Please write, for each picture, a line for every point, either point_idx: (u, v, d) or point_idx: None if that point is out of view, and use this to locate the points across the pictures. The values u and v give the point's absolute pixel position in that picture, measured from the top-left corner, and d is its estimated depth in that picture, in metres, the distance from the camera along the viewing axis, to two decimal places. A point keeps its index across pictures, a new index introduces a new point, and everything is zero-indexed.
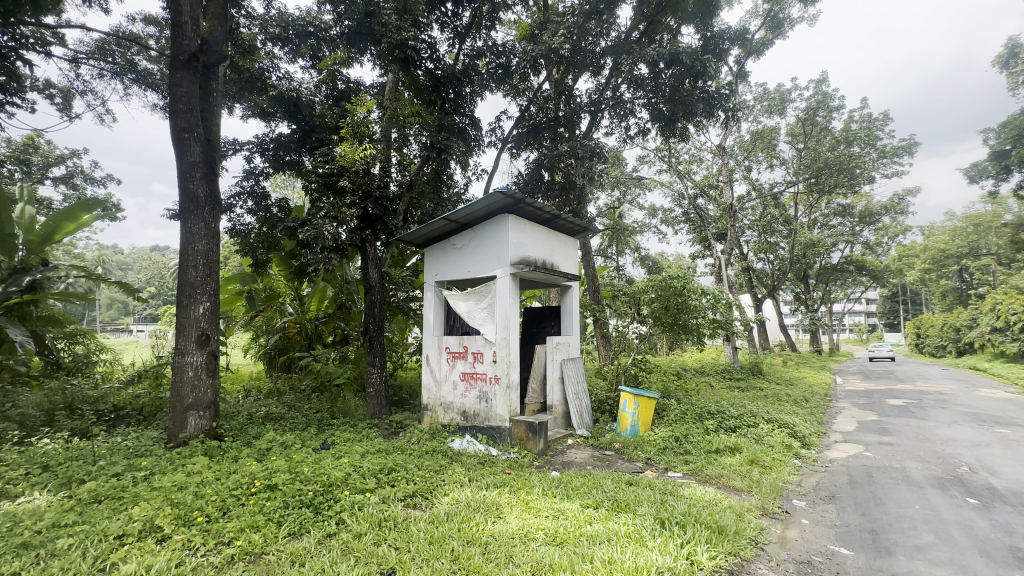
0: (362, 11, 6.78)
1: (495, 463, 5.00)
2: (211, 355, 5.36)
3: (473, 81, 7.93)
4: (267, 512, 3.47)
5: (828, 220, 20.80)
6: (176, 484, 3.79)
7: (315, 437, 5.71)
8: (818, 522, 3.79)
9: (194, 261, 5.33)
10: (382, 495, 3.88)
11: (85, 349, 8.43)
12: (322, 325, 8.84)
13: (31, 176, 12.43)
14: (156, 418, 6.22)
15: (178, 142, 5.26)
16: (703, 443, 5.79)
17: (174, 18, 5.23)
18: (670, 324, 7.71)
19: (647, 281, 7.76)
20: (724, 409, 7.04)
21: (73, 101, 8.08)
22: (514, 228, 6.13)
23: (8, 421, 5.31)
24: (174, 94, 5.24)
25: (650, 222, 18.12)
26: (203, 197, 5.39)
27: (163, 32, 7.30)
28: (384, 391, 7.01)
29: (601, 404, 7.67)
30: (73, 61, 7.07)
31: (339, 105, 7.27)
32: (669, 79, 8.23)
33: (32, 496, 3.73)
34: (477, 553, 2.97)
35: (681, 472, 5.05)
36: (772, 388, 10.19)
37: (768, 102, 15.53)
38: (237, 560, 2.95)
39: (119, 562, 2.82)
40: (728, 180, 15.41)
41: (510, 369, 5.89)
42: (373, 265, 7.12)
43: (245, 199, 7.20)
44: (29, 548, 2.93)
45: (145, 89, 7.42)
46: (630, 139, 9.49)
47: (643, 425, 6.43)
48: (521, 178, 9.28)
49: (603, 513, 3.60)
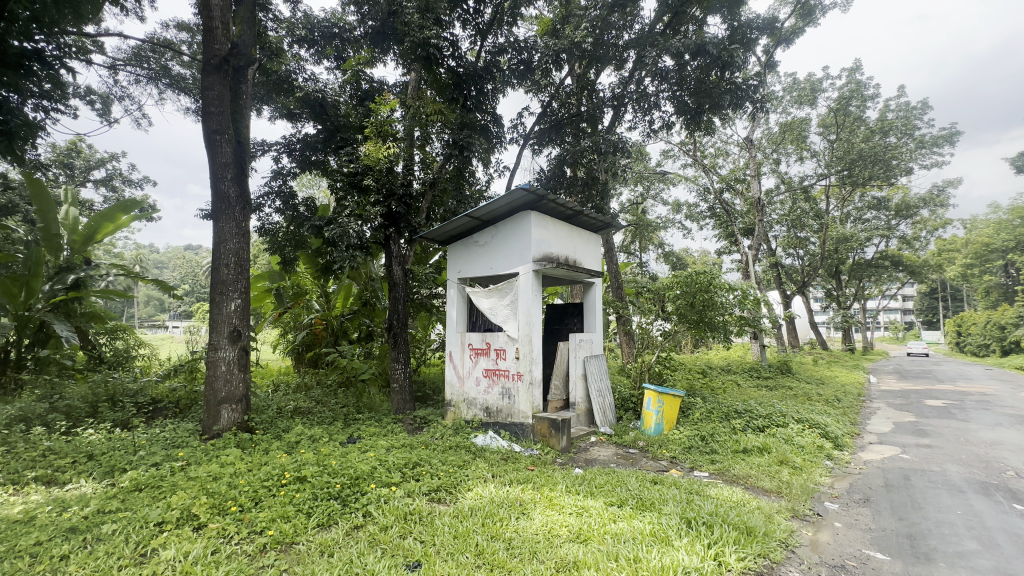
0: (386, 11, 6.88)
1: (518, 459, 5.01)
2: (242, 350, 5.52)
3: (495, 77, 7.95)
4: (297, 503, 3.56)
5: (862, 213, 20.07)
6: (211, 475, 3.95)
7: (342, 431, 5.82)
8: (852, 526, 3.67)
9: (226, 260, 5.49)
10: (407, 489, 3.94)
11: (125, 345, 8.83)
12: (348, 322, 8.99)
13: (74, 179, 13.06)
14: (191, 410, 6.46)
15: (210, 144, 5.44)
16: (730, 443, 5.67)
17: (205, 23, 5.38)
18: (696, 321, 7.53)
19: (671, 277, 7.63)
20: (752, 408, 6.89)
21: (112, 106, 8.42)
22: (536, 225, 6.10)
23: (56, 412, 5.62)
24: (206, 97, 5.41)
25: (674, 217, 17.81)
26: (234, 196, 5.55)
27: (195, 38, 7.54)
28: (408, 386, 7.09)
29: (624, 402, 7.61)
30: (112, 68, 7.36)
31: (363, 105, 7.37)
32: (695, 71, 8.06)
33: (78, 484, 3.94)
34: (501, 549, 2.99)
35: (707, 472, 4.96)
36: (802, 387, 9.89)
37: (798, 92, 15.04)
38: (269, 549, 3.04)
39: (159, 548, 2.95)
40: (756, 173, 14.99)
41: (532, 366, 5.89)
42: (396, 262, 7.21)
43: (273, 199, 7.39)
44: (77, 532, 3.10)
45: (178, 94, 7.68)
46: (654, 133, 9.32)
47: (668, 423, 6.35)
48: (543, 174, 9.24)
49: (627, 511, 3.58)
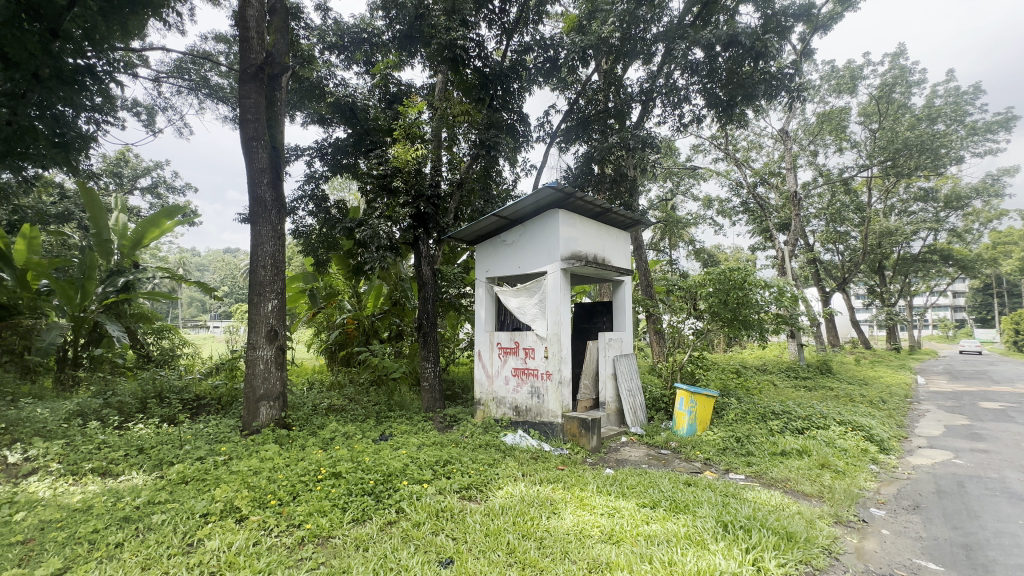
0: (412, 15, 6.98)
1: (548, 459, 4.98)
2: (279, 349, 5.70)
3: (521, 76, 7.95)
4: (332, 498, 3.65)
5: (907, 205, 19.08)
6: (251, 469, 4.10)
7: (374, 428, 5.94)
8: (900, 534, 3.50)
9: (263, 262, 5.69)
10: (438, 486, 3.99)
11: (170, 344, 9.26)
12: (378, 321, 9.17)
13: (122, 187, 13.78)
14: (232, 407, 6.72)
15: (247, 150, 5.63)
16: (767, 445, 5.49)
17: (242, 34, 5.58)
18: (729, 319, 7.32)
19: (704, 275, 7.44)
20: (790, 409, 6.64)
21: (156, 117, 8.83)
22: (564, 223, 6.06)
23: (109, 407, 5.96)
24: (243, 105, 5.60)
25: (705, 213, 17.39)
26: (270, 201, 5.74)
27: (232, 48, 7.83)
28: (438, 385, 7.17)
29: (655, 402, 7.48)
30: (156, 81, 7.73)
31: (392, 108, 7.48)
32: (726, 62, 7.84)
33: (130, 476, 4.16)
34: (533, 548, 2.98)
35: (744, 475, 4.82)
36: (844, 388, 9.47)
37: (837, 80, 14.42)
38: (307, 542, 3.13)
39: (205, 538, 3.08)
40: (792, 166, 14.46)
41: (562, 365, 5.85)
42: (425, 262, 7.30)
43: (306, 202, 7.61)
44: (130, 521, 3.27)
45: (217, 103, 8.00)
46: (684, 128, 9.11)
47: (701, 423, 6.21)
48: (571, 173, 9.16)
49: (661, 513, 3.51)
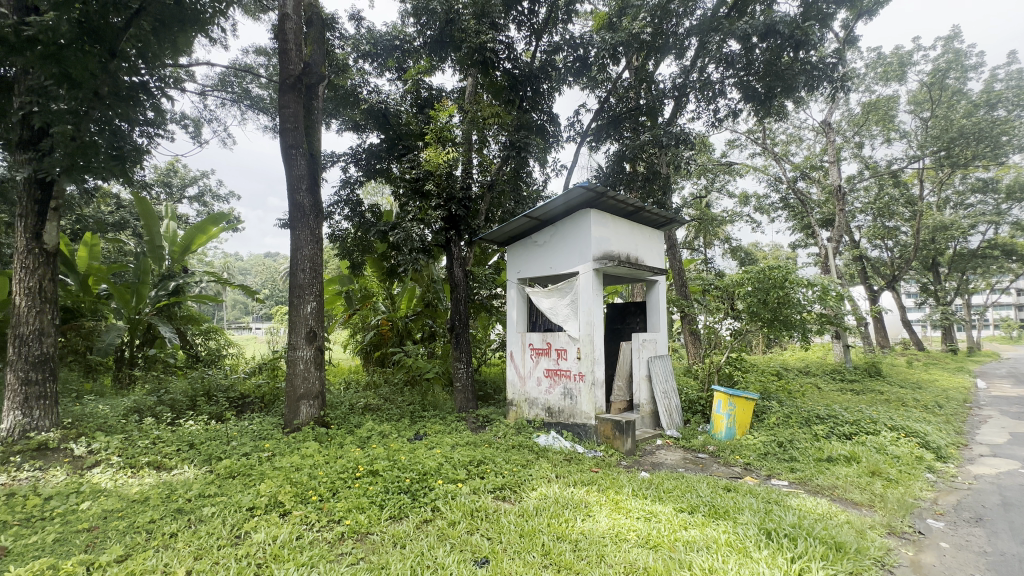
0: (443, 20, 7.04)
1: (582, 461, 4.94)
2: (318, 350, 5.88)
3: (551, 76, 7.92)
4: (370, 495, 3.74)
5: (964, 198, 17.90)
6: (293, 466, 4.25)
7: (409, 428, 6.04)
8: (961, 547, 3.28)
9: (302, 265, 5.89)
10: (472, 486, 4.02)
11: (217, 344, 9.71)
12: (412, 322, 9.34)
13: (172, 196, 14.57)
14: (274, 405, 6.98)
15: (287, 158, 5.85)
16: (812, 451, 5.27)
17: (281, 46, 5.80)
18: (769, 320, 7.06)
19: (741, 274, 7.21)
20: (836, 413, 6.34)
21: (202, 128, 9.29)
22: (595, 223, 6.01)
23: (162, 405, 6.31)
24: (283, 115, 5.83)
25: (741, 210, 16.85)
26: (309, 206, 5.94)
27: (271, 61, 8.14)
28: (470, 385, 7.23)
29: (691, 405, 7.32)
30: (202, 94, 8.13)
31: (423, 113, 7.60)
32: (764, 53, 7.59)
33: (183, 469, 4.39)
34: (568, 550, 2.96)
35: (787, 481, 4.65)
36: (895, 392, 8.96)
37: (884, 68, 13.70)
38: (346, 538, 3.21)
39: (251, 531, 3.21)
40: (835, 159, 13.82)
41: (594, 366, 5.80)
42: (457, 264, 7.38)
43: (342, 207, 7.84)
44: (183, 513, 3.45)
45: (258, 113, 8.34)
46: (720, 123, 8.86)
47: (740, 427, 6.01)
48: (602, 172, 9.06)
49: (699, 518, 3.42)
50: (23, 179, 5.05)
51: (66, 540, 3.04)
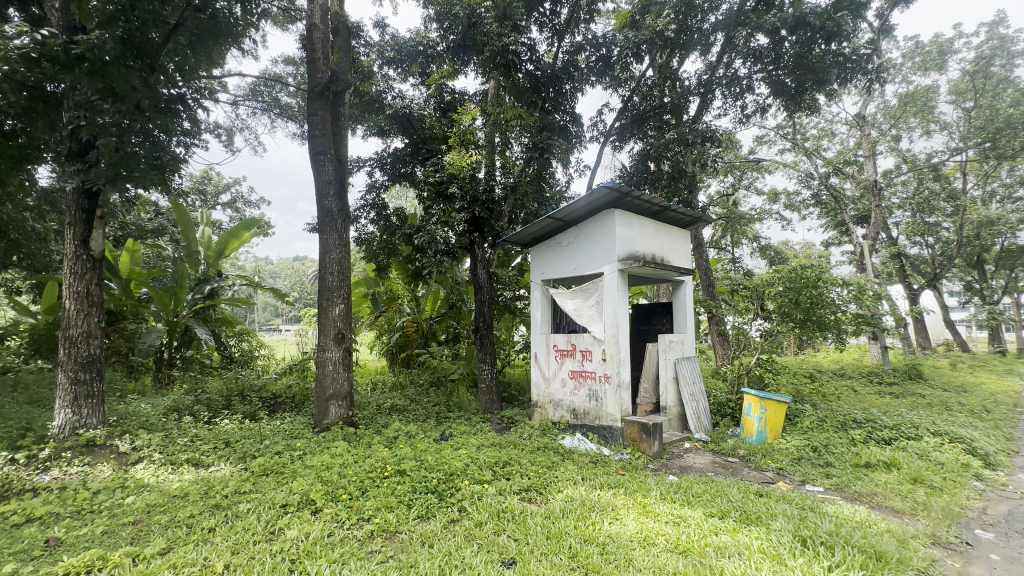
0: (466, 24, 7.22)
1: (608, 463, 4.89)
2: (346, 351, 6.01)
3: (574, 76, 7.88)
4: (398, 495, 3.80)
5: (1012, 191, 16.96)
6: (324, 464, 4.35)
7: (435, 428, 6.10)
8: (1014, 560, 3.10)
9: (331, 269, 6.02)
10: (498, 487, 4.04)
11: (249, 345, 10.02)
12: (436, 324, 9.44)
13: (207, 203, 15.14)
14: (304, 405, 7.16)
15: (316, 164, 6.00)
16: (849, 456, 5.08)
17: (309, 55, 5.96)
18: (802, 320, 6.85)
19: (772, 273, 7.03)
20: (875, 417, 6.11)
21: (234, 137, 9.62)
22: (620, 223, 5.95)
23: (200, 404, 6.57)
24: (311, 122, 5.98)
25: (771, 208, 16.41)
26: (336, 211, 6.08)
27: (299, 70, 8.37)
28: (495, 387, 7.25)
29: (720, 408, 7.17)
30: (235, 104, 8.42)
31: (447, 117, 7.68)
32: (793, 46, 7.38)
33: (219, 466, 4.55)
34: (595, 553, 2.94)
35: (822, 487, 4.50)
36: (938, 395, 8.55)
37: (922, 57, 13.14)
38: (376, 536, 3.27)
39: (285, 527, 3.30)
40: (871, 153, 13.32)
41: (620, 368, 5.74)
42: (481, 266, 7.42)
43: (368, 211, 7.99)
44: (220, 508, 3.58)
45: (287, 121, 8.58)
46: (747, 119, 8.66)
47: (772, 431, 5.85)
48: (625, 172, 8.97)
49: (730, 524, 3.35)
50: (72, 190, 5.33)
51: (113, 533, 3.20)
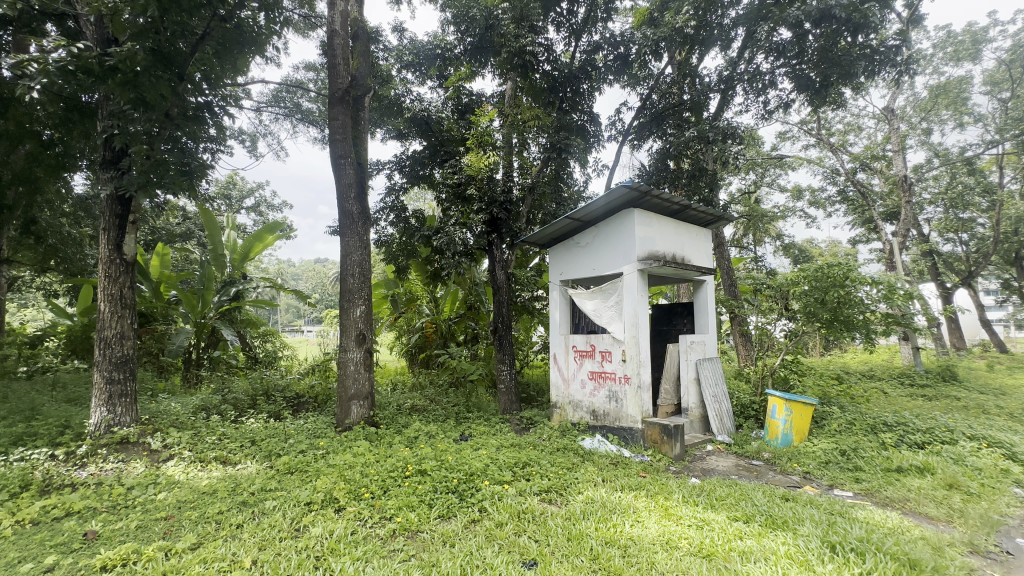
0: (483, 26, 7.25)
1: (629, 465, 4.85)
2: (367, 351, 6.09)
3: (591, 76, 7.84)
4: (419, 494, 3.83)
5: None
6: (346, 463, 4.43)
7: (454, 428, 6.14)
8: None
9: (352, 271, 6.11)
10: (518, 488, 4.04)
11: (273, 346, 10.25)
12: (455, 325, 9.50)
13: (232, 207, 15.53)
14: (327, 405, 7.29)
15: (336, 168, 6.11)
16: (880, 460, 4.92)
17: (330, 61, 6.07)
18: (828, 320, 6.68)
19: (797, 272, 6.87)
20: (906, 420, 5.91)
21: (258, 142, 9.85)
22: (639, 222, 5.89)
23: (227, 403, 6.75)
24: (332, 127, 6.09)
25: (794, 205, 16.04)
26: (357, 213, 6.17)
27: (319, 75, 8.53)
28: (514, 387, 7.26)
29: (744, 410, 7.04)
30: (258, 111, 8.62)
31: (464, 118, 7.74)
32: (818, 40, 7.20)
33: (246, 464, 4.67)
34: (617, 555, 2.92)
35: (851, 492, 4.37)
36: (975, 398, 8.21)
37: (955, 47, 12.67)
38: (397, 535, 3.30)
39: (309, 525, 3.36)
40: (900, 147, 12.90)
41: (640, 369, 5.68)
42: (499, 267, 7.43)
43: (388, 213, 8.10)
44: (247, 505, 3.67)
45: (308, 126, 8.75)
46: (770, 115, 8.49)
47: (798, 434, 5.71)
48: (644, 171, 8.89)
49: (756, 528, 3.28)
50: (107, 196, 5.55)
51: (146, 527, 3.30)
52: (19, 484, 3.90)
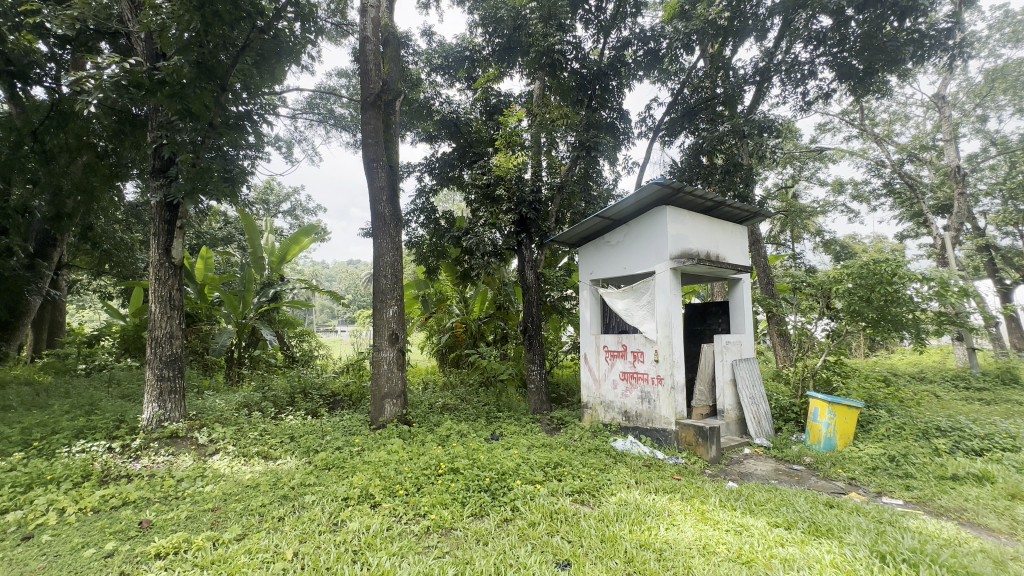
0: (511, 26, 7.28)
1: (663, 467, 4.76)
2: (400, 351, 6.20)
3: (620, 72, 7.72)
4: (452, 492, 3.88)
5: None
6: (381, 460, 4.52)
7: (485, 428, 6.18)
8: None
9: (384, 272, 6.24)
10: (550, 488, 4.03)
11: (310, 345, 10.57)
12: (484, 325, 9.55)
13: (269, 211, 16.12)
14: (361, 403, 7.46)
15: (369, 171, 6.25)
16: (933, 468, 4.66)
17: (362, 67, 6.20)
18: (874, 319, 6.37)
19: (840, 269, 6.58)
20: (962, 425, 5.57)
21: (294, 148, 10.19)
22: (672, 220, 5.78)
23: (268, 400, 7.01)
24: (365, 131, 6.23)
25: (835, 199, 15.37)
26: (389, 215, 6.29)
27: (351, 81, 8.75)
28: (544, 387, 7.24)
29: (783, 412, 6.79)
30: (294, 117, 8.91)
31: (493, 119, 7.79)
32: (861, 25, 6.89)
33: (286, 459, 4.83)
34: (652, 559, 2.87)
35: (902, 500, 4.15)
36: None
37: (1012, 27, 11.87)
38: (432, 531, 3.34)
39: (347, 519, 3.45)
40: (952, 136, 12.18)
41: (674, 369, 5.56)
42: (528, 267, 7.42)
43: (418, 215, 8.22)
44: (288, 499, 3.80)
45: (341, 131, 8.99)
46: (809, 106, 8.18)
47: (843, 438, 5.47)
48: (675, 167, 8.70)
49: (798, 535, 3.16)
50: (157, 204, 5.85)
51: (195, 518, 3.47)
52: (81, 475, 4.16)
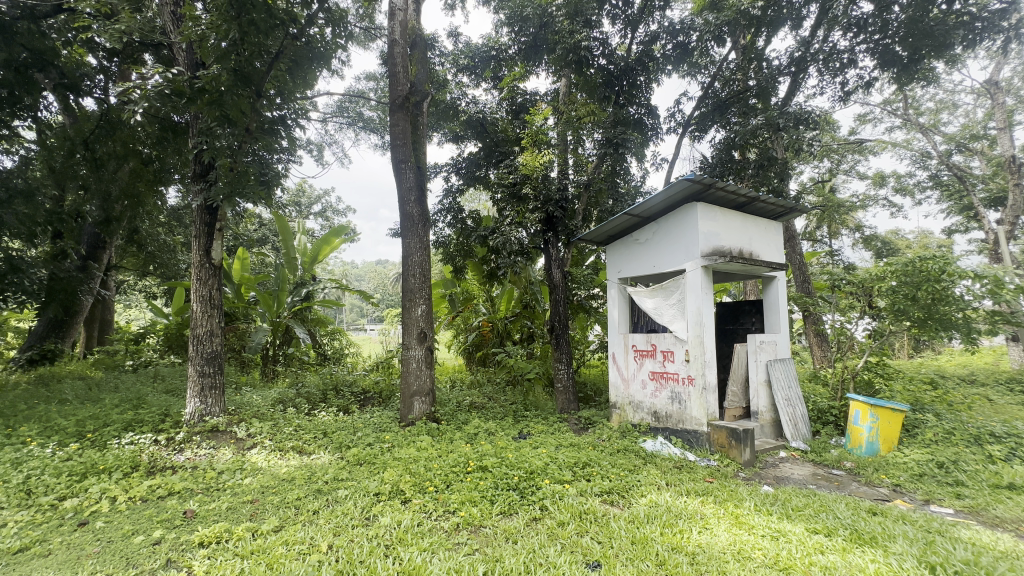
0: (538, 24, 7.26)
1: (694, 469, 4.66)
2: (428, 349, 6.28)
3: (648, 67, 7.59)
4: (481, 490, 3.90)
5: None
6: (411, 457, 4.60)
7: (513, 427, 6.19)
8: None
9: (413, 271, 6.32)
10: (579, 488, 4.00)
11: (341, 343, 10.83)
12: (511, 324, 9.56)
13: (302, 213, 16.59)
14: (390, 400, 7.59)
15: (398, 172, 6.34)
16: (987, 475, 4.40)
17: (390, 70, 6.30)
18: (920, 319, 6.08)
19: (882, 266, 6.29)
20: (1019, 431, 5.24)
21: (324, 151, 10.44)
22: (703, 217, 5.64)
23: (301, 397, 7.22)
24: (393, 133, 6.33)
25: (876, 193, 14.71)
26: (417, 215, 6.37)
27: (379, 84, 8.90)
28: (572, 387, 7.20)
29: (822, 415, 6.54)
30: (325, 121, 9.14)
31: (519, 118, 7.79)
32: (905, 10, 6.58)
33: (320, 454, 4.97)
34: (685, 562, 2.82)
35: (952, 509, 3.94)
36: None
37: None
38: (461, 528, 3.38)
39: (378, 514, 3.52)
40: (1006, 124, 11.46)
41: (705, 369, 5.43)
42: (555, 265, 7.39)
43: (445, 215, 8.31)
44: (322, 493, 3.91)
45: (370, 133, 9.16)
46: (848, 97, 7.85)
47: (886, 442, 5.24)
48: (706, 163, 8.51)
49: (839, 543, 3.04)
50: (197, 207, 6.09)
51: (235, 509, 3.60)
52: (130, 465, 4.37)
